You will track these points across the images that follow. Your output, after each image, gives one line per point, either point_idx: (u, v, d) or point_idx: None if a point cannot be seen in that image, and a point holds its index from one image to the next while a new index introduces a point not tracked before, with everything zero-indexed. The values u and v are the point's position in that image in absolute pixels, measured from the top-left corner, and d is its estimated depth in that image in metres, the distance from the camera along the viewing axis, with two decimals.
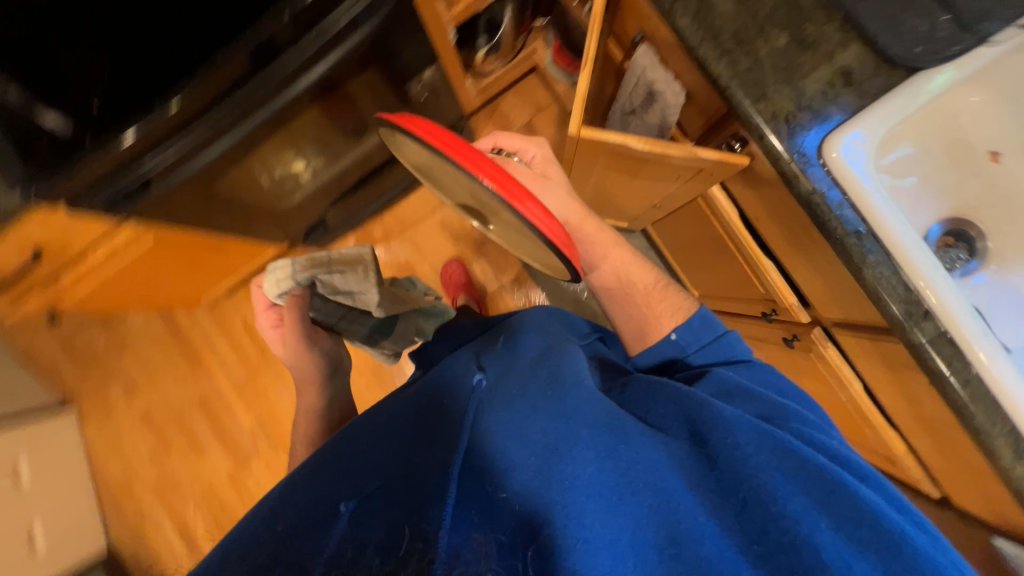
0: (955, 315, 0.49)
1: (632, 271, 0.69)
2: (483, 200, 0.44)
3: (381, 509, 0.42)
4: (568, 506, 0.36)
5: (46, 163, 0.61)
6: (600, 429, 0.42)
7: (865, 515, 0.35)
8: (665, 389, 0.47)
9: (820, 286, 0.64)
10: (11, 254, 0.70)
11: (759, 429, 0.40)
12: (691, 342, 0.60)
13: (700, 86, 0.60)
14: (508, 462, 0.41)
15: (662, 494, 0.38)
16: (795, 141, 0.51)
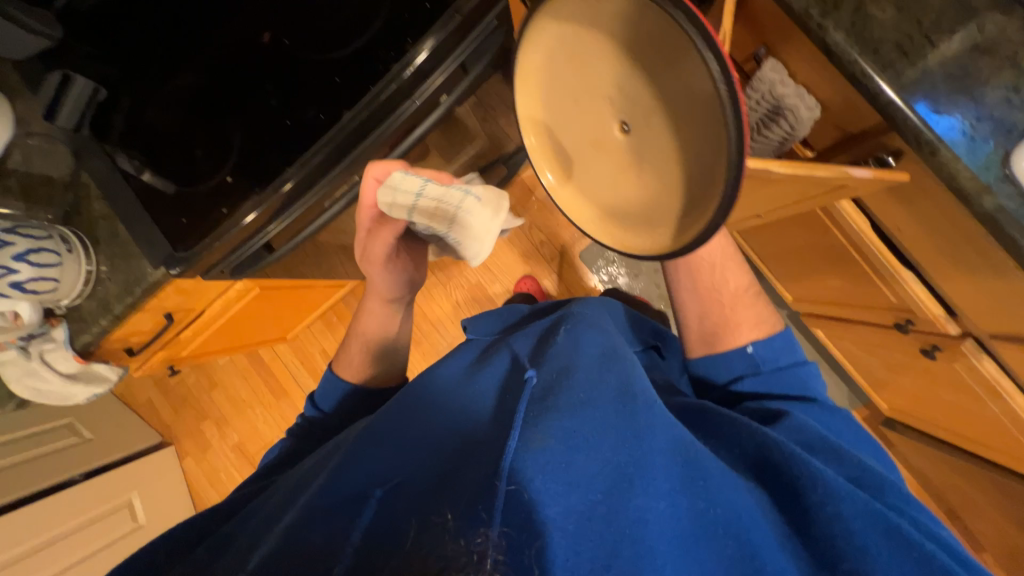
0: None
1: (726, 269, 0.61)
2: (683, 102, 0.36)
3: (410, 512, 0.40)
4: (644, 546, 0.34)
5: (182, 238, 0.64)
6: (677, 465, 0.40)
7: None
8: (746, 431, 0.46)
9: (984, 300, 0.59)
10: (148, 321, 0.74)
11: (866, 503, 0.39)
12: (766, 359, 0.56)
13: (843, 98, 0.56)
14: (565, 483, 0.37)
15: (738, 538, 0.38)
16: (976, 157, 0.47)
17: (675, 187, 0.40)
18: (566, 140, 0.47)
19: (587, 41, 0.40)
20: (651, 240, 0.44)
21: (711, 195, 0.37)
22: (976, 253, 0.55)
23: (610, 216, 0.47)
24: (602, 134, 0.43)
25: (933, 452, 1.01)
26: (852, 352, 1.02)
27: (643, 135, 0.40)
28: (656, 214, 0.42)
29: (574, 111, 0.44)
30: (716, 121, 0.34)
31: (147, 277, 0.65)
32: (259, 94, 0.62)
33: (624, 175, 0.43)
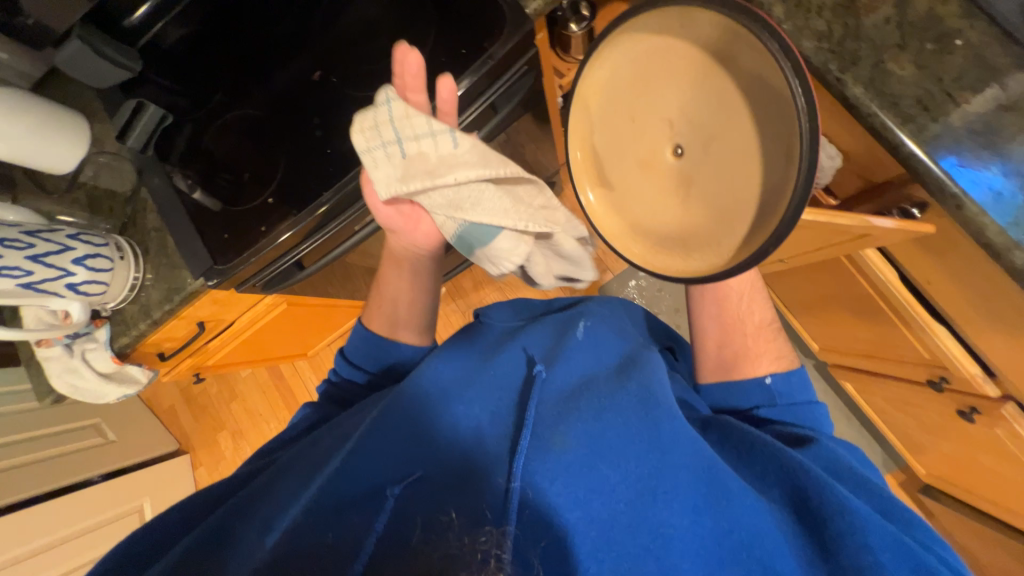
0: None
1: (755, 294, 0.56)
2: (751, 127, 0.37)
3: (428, 508, 0.40)
4: (662, 560, 0.37)
5: (222, 252, 0.68)
6: (698, 484, 0.39)
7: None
8: (769, 450, 0.43)
9: (1023, 360, 0.56)
10: (181, 328, 0.78)
11: (896, 536, 0.36)
12: (784, 394, 0.51)
13: (864, 149, 0.57)
14: (588, 488, 0.40)
15: (759, 567, 0.37)
16: (1005, 211, 0.47)
17: (728, 211, 0.40)
18: (608, 161, 0.48)
19: (659, 59, 0.42)
20: (687, 264, 0.44)
21: (772, 217, 0.37)
22: (1011, 309, 0.53)
23: (643, 239, 0.47)
24: (652, 154, 0.44)
25: (979, 527, 0.93)
26: (883, 408, 0.97)
27: (700, 157, 0.41)
28: (702, 236, 0.43)
29: (624, 132, 0.45)
30: (790, 143, 0.35)
31: (186, 286, 0.70)
32: (305, 126, 0.67)
33: (668, 198, 0.44)
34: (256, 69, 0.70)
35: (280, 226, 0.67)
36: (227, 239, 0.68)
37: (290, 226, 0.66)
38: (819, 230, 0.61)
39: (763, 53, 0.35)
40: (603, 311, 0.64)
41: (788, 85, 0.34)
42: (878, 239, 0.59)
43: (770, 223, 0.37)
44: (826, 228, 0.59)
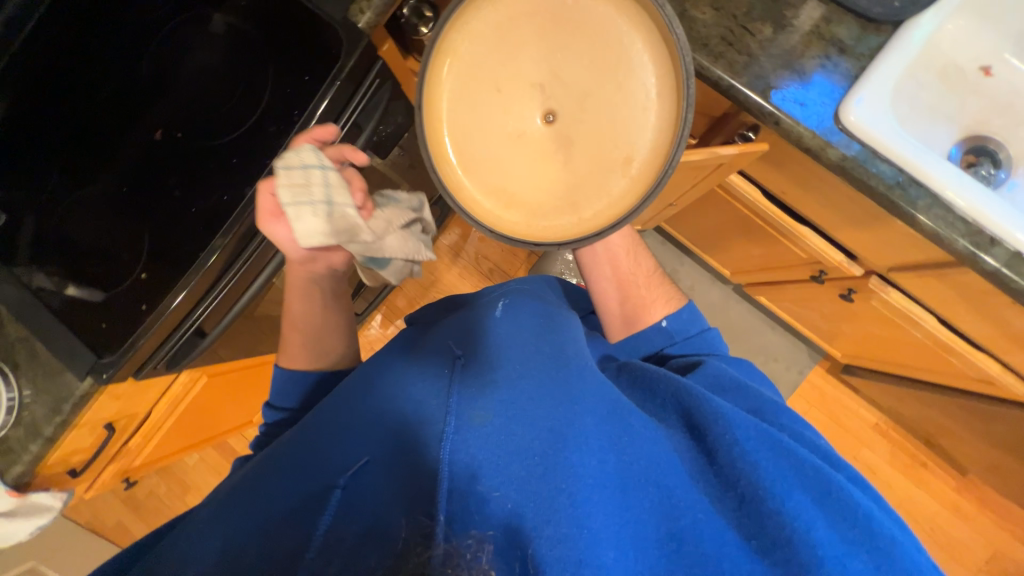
0: (1015, 226, 0.50)
1: (638, 256, 0.71)
2: (623, 77, 0.44)
3: (374, 497, 0.42)
4: (575, 499, 0.37)
5: (107, 344, 0.63)
6: (602, 421, 0.43)
7: (856, 516, 0.37)
8: (661, 382, 0.49)
9: (868, 238, 0.65)
10: (85, 436, 0.71)
11: (758, 427, 0.41)
12: (679, 330, 0.63)
13: (697, 90, 0.63)
14: (502, 451, 0.41)
15: (659, 486, 0.40)
16: (812, 118, 0.54)
17: (610, 159, 0.45)
18: (477, 138, 0.47)
19: (523, 31, 0.45)
20: (578, 223, 0.46)
21: (658, 147, 0.44)
22: (844, 198, 0.61)
23: (528, 210, 0.46)
24: (527, 121, 0.46)
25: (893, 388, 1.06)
26: (794, 311, 1.08)
27: (577, 114, 0.45)
28: (588, 189, 0.45)
29: (494, 105, 0.46)
30: (664, 85, 0.43)
31: (75, 391, 0.63)
32: (163, 189, 0.64)
33: (550, 159, 0.46)
34: None
35: (165, 299, 0.62)
36: (111, 327, 0.63)
37: (176, 295, 0.62)
38: (684, 171, 0.67)
39: (622, 16, 0.43)
40: (522, 285, 0.68)
41: (667, 25, 0.42)
42: (732, 166, 0.66)
43: (657, 155, 0.44)
44: (687, 167, 0.65)
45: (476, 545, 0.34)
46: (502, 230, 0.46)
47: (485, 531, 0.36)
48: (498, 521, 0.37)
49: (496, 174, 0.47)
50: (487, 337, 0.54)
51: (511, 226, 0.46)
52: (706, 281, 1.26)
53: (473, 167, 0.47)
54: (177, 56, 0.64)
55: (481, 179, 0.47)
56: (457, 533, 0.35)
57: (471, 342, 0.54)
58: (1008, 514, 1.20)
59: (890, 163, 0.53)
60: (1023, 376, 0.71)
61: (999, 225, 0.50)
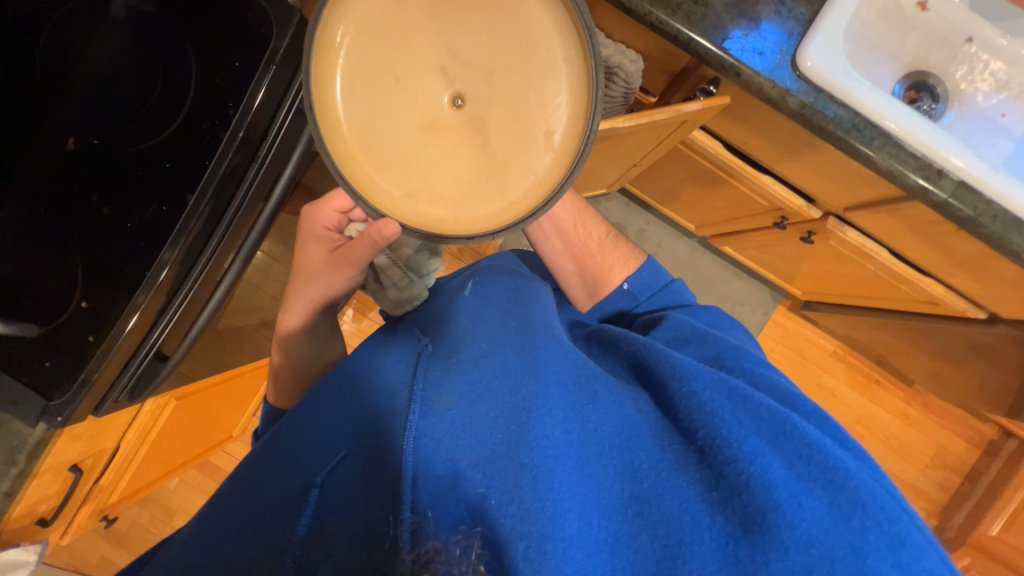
0: (944, 152, 0.53)
1: (587, 225, 0.71)
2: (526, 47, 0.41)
3: (351, 494, 0.41)
4: (538, 471, 0.36)
5: (54, 384, 0.57)
6: (568, 390, 0.42)
7: (810, 448, 0.35)
8: (626, 343, 0.49)
9: (825, 181, 0.68)
10: (48, 484, 0.65)
11: (714, 376, 0.40)
12: (642, 291, 0.64)
13: (654, 47, 0.61)
14: (468, 435, 0.40)
15: (625, 451, 0.38)
16: (769, 68, 0.54)
17: (532, 136, 0.42)
18: (382, 129, 0.41)
19: (411, 9, 0.40)
20: (508, 210, 0.42)
21: (578, 119, 0.42)
22: (803, 144, 0.62)
23: (453, 205, 0.42)
24: (434, 106, 0.41)
25: (848, 317, 1.14)
26: (757, 256, 1.12)
27: (487, 93, 0.41)
28: (511, 172, 0.42)
29: (397, 96, 0.41)
30: (570, 50, 0.41)
31: (28, 439, 0.56)
32: (84, 205, 0.56)
33: (468, 147, 0.42)
34: None
35: (115, 325, 0.57)
36: (53, 368, 0.57)
37: (128, 318, 0.56)
38: (649, 132, 0.66)
39: None
40: (494, 263, 0.67)
41: None
42: (695, 122, 0.65)
43: (576, 129, 0.42)
44: (652, 128, 0.64)
45: (466, 541, 0.34)
46: (427, 232, 0.42)
47: (474, 526, 0.35)
48: (461, 499, 0.36)
49: (413, 169, 0.42)
50: (458, 320, 0.53)
51: (438, 226, 0.42)
52: (672, 238, 1.28)
53: (382, 164, 0.42)
54: (76, 51, 0.54)
55: (395, 176, 0.42)
56: (445, 529, 0.35)
57: (443, 329, 0.53)
58: (946, 414, 1.35)
59: (847, 107, 0.54)
60: (963, 294, 0.77)
61: (932, 151, 0.53)
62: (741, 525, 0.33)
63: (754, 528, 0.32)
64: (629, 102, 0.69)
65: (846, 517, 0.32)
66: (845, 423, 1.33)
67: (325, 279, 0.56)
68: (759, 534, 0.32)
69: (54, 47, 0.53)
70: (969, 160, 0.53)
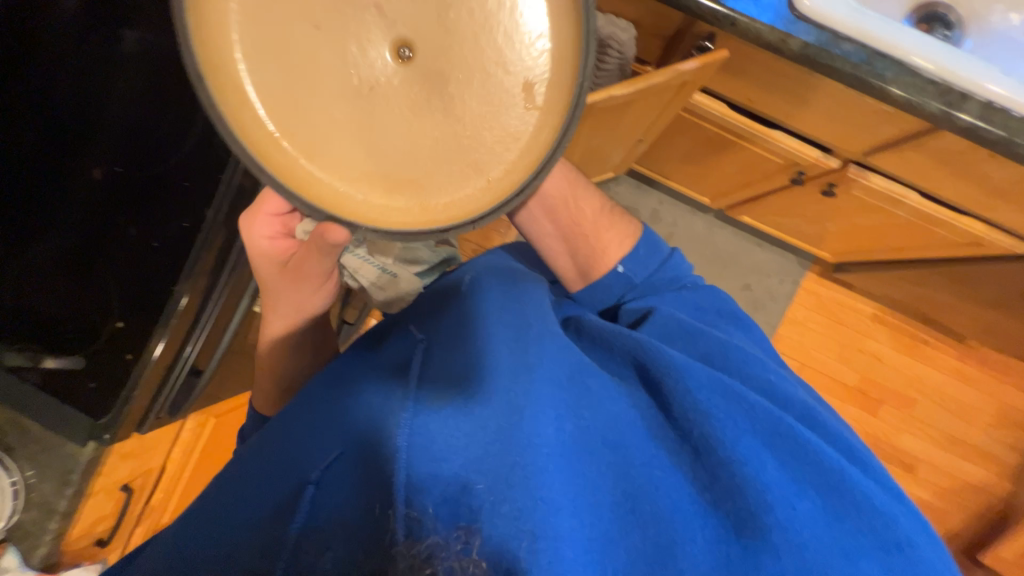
0: (965, 74, 0.50)
1: (578, 200, 0.57)
2: None
3: (342, 497, 0.37)
4: (531, 472, 0.32)
5: (100, 403, 0.59)
6: (561, 386, 0.38)
7: (806, 450, 0.36)
8: (619, 337, 0.44)
9: (840, 126, 0.65)
10: (103, 503, 0.68)
11: (711, 374, 0.39)
12: (639, 272, 0.55)
13: (645, 12, 0.61)
14: (458, 432, 0.35)
15: (617, 449, 0.36)
16: (766, 12, 0.52)
17: (507, 91, 0.35)
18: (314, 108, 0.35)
19: None
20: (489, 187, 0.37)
21: (566, 57, 0.36)
22: (812, 90, 0.60)
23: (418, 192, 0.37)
24: (376, 66, 0.34)
25: (885, 274, 1.09)
26: (778, 222, 1.08)
27: (440, 41, 0.34)
28: (487, 139, 0.36)
29: (329, 54, 0.34)
30: None
31: (78, 462, 0.62)
32: (115, 227, 0.60)
33: (425, 111, 0.35)
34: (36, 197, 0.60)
35: (149, 343, 0.58)
36: (98, 389, 0.60)
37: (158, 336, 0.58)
38: (649, 99, 0.65)
39: None
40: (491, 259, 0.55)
41: None
42: (696, 83, 0.64)
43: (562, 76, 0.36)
44: (651, 94, 0.63)
45: (465, 539, 0.31)
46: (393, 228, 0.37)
47: (468, 521, 0.31)
48: (449, 500, 0.33)
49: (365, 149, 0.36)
50: (438, 309, 0.48)
51: (412, 215, 0.37)
52: (687, 214, 1.25)
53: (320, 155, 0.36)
54: (96, 86, 0.58)
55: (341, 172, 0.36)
56: (442, 527, 0.31)
57: (436, 321, 0.47)
58: (1006, 368, 1.27)
59: (853, 42, 0.52)
60: (1007, 230, 0.73)
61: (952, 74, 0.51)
62: (731, 527, 0.33)
63: (746, 531, 0.32)
64: (627, 73, 0.68)
65: (834, 517, 0.33)
66: (895, 388, 1.26)
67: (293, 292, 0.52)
68: (751, 536, 0.32)
69: (75, 86, 0.57)
70: (994, 80, 0.50)
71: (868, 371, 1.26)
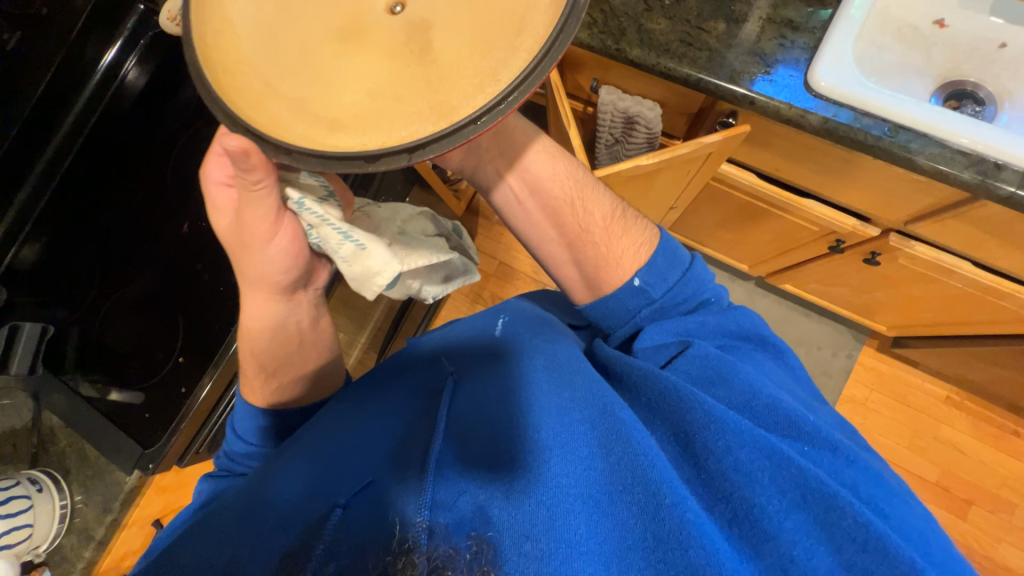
0: (995, 145, 0.51)
1: (586, 200, 0.49)
2: None
3: (362, 532, 0.29)
4: (555, 511, 0.29)
5: (150, 435, 0.64)
6: (592, 426, 0.36)
7: (837, 508, 0.30)
8: (648, 382, 0.39)
9: (874, 195, 0.65)
10: (137, 534, 0.72)
11: (753, 433, 0.34)
12: (655, 284, 0.46)
13: (667, 94, 0.66)
14: (485, 463, 0.33)
15: (648, 484, 0.31)
16: (783, 93, 0.56)
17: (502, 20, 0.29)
18: (266, 34, 0.30)
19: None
20: (458, 132, 0.28)
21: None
22: (839, 160, 0.62)
23: (371, 128, 0.29)
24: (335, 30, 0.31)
25: (951, 351, 1.00)
26: (822, 291, 1.05)
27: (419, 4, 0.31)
28: (446, 85, 0.29)
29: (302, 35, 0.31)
30: None
31: (124, 487, 0.67)
32: (193, 276, 0.70)
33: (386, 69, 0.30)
34: (128, 251, 0.72)
35: (201, 379, 0.63)
36: (154, 419, 0.65)
37: (212, 374, 0.63)
38: (675, 169, 0.68)
39: None
40: (525, 305, 0.55)
41: None
42: (721, 153, 0.67)
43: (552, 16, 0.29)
44: (676, 164, 0.66)
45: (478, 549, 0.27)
46: (333, 156, 0.28)
47: (460, 528, 0.28)
48: (462, 513, 0.29)
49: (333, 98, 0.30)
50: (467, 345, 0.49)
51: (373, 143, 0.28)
52: (726, 281, 1.21)
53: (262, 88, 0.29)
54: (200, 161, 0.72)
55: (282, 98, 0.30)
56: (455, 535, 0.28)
57: (469, 360, 0.46)
58: None
59: (873, 115, 0.54)
60: None
61: (981, 145, 0.51)
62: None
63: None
64: (654, 147, 0.73)
65: None
66: (985, 486, 1.09)
67: (300, 351, 0.49)
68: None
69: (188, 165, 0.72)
70: None
71: (948, 462, 1.10)
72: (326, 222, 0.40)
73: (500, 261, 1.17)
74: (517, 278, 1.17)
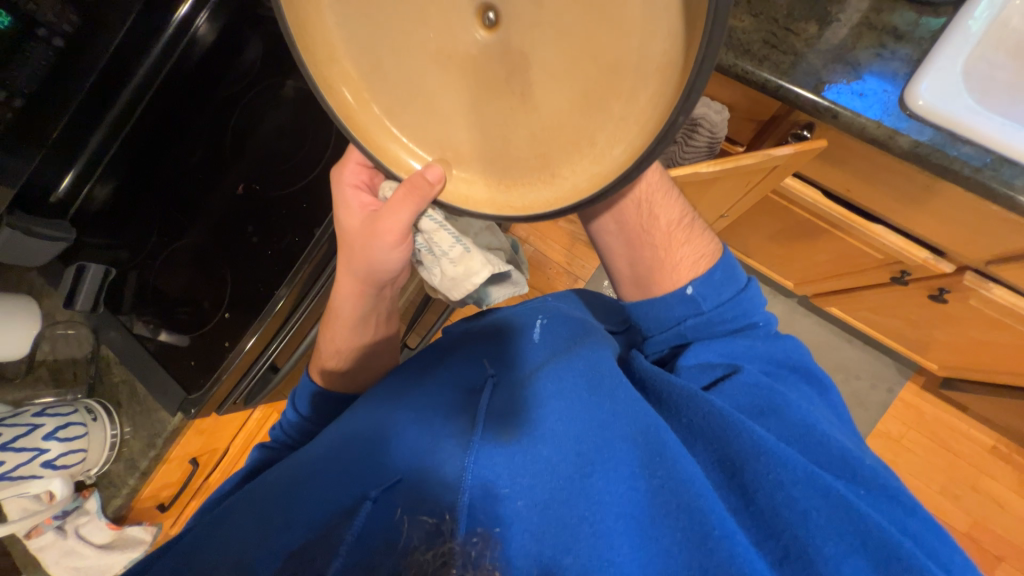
0: None
1: (654, 204, 0.46)
2: None
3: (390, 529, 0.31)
4: (597, 530, 0.30)
5: (195, 382, 0.68)
6: (634, 444, 0.34)
7: (896, 555, 0.29)
8: (691, 406, 0.37)
9: (955, 230, 0.60)
10: (174, 469, 0.78)
11: (808, 468, 0.32)
12: (708, 297, 0.44)
13: (738, 98, 0.62)
14: (529, 470, 0.33)
15: (692, 512, 0.30)
16: (874, 110, 0.51)
17: (610, 67, 0.28)
18: (386, 52, 0.33)
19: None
20: (553, 187, 0.33)
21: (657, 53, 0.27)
22: (922, 189, 0.57)
23: (487, 166, 0.36)
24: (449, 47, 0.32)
25: (1007, 402, 0.93)
26: (872, 319, 0.98)
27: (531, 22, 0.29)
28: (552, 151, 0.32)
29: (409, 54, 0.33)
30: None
31: (167, 426, 0.71)
32: (241, 235, 0.71)
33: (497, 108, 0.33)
34: (180, 201, 0.74)
35: (242, 337, 0.66)
36: (198, 367, 0.68)
37: (252, 332, 0.66)
38: (736, 178, 0.64)
39: None
40: (563, 305, 0.55)
41: None
42: (789, 167, 0.63)
43: (672, 71, 0.26)
44: (738, 174, 0.62)
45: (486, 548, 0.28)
46: (454, 203, 0.37)
47: (491, 528, 0.30)
48: (503, 519, 0.31)
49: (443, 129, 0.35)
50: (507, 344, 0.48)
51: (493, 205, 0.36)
52: (767, 295, 1.15)
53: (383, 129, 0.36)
54: (257, 122, 0.74)
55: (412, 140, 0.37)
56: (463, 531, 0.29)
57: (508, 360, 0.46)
58: None
59: (974, 144, 0.49)
60: None
61: None
62: None
63: None
64: (715, 151, 0.68)
65: None
66: (1017, 545, 1.03)
67: (339, 327, 0.50)
68: None
69: (243, 126, 0.74)
70: None
71: (979, 515, 1.05)
72: (443, 227, 0.42)
73: (533, 248, 1.15)
74: (548, 268, 1.15)
